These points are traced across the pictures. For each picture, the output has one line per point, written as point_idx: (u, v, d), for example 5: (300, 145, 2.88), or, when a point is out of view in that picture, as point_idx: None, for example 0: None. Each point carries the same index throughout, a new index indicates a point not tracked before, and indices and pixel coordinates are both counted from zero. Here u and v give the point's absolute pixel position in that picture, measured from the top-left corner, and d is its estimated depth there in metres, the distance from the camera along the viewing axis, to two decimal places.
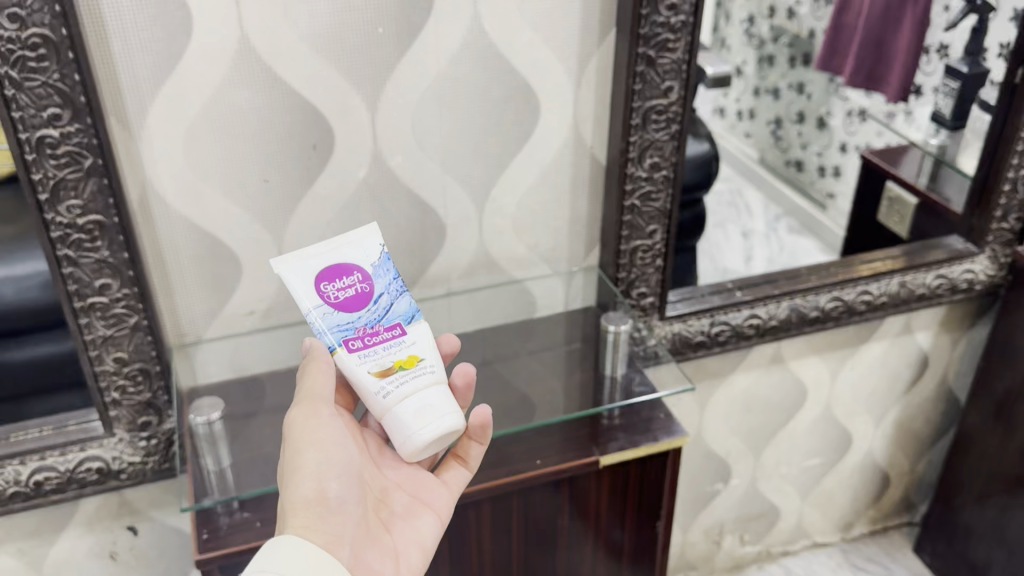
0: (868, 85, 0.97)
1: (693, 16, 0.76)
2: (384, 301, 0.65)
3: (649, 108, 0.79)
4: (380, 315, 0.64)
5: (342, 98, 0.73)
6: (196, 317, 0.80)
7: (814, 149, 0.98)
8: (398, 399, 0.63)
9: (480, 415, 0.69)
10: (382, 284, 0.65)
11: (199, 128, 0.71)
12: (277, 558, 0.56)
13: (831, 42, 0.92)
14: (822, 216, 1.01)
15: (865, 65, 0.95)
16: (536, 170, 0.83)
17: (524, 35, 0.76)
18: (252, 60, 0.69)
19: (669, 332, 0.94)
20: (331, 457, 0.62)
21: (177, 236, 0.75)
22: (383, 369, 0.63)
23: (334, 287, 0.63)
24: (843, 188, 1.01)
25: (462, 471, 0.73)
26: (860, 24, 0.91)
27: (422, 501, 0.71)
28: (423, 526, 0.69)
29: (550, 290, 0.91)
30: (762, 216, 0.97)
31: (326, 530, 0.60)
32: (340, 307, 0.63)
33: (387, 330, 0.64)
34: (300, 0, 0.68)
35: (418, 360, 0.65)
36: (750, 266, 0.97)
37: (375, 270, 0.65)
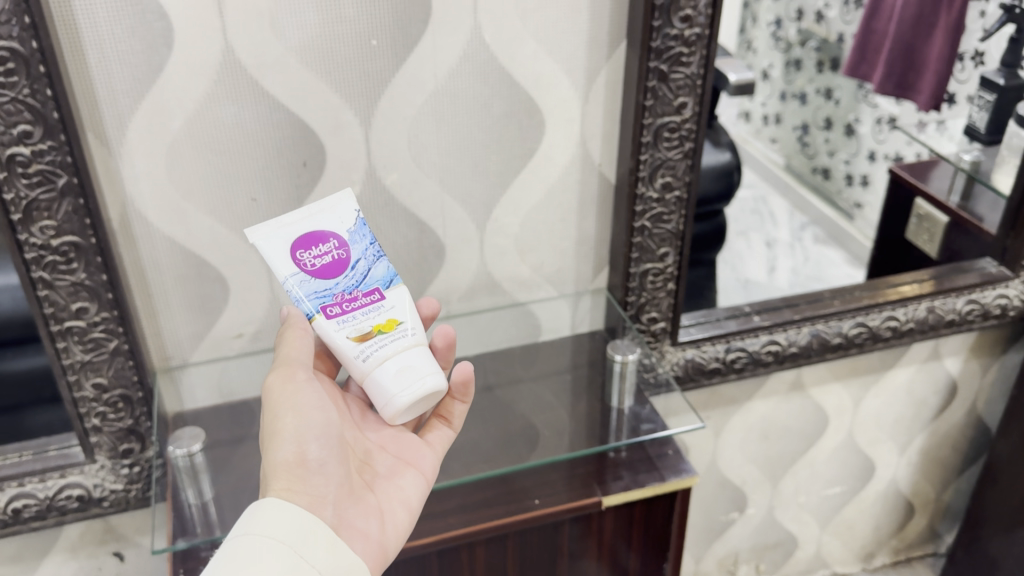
0: (899, 93, 0.94)
1: (710, 28, 0.71)
2: (361, 265, 0.62)
3: (661, 125, 0.74)
4: (356, 280, 0.61)
5: (333, 114, 0.69)
6: (182, 341, 0.76)
7: (841, 157, 0.97)
8: (379, 362, 0.60)
9: (462, 371, 0.69)
10: (359, 249, 0.62)
11: (182, 142, 0.67)
12: (264, 521, 0.56)
13: (860, 48, 0.90)
14: (848, 226, 0.98)
15: (895, 72, 0.92)
16: (541, 188, 0.79)
17: (528, 47, 0.71)
18: (237, 73, 0.65)
19: (679, 359, 0.89)
20: (311, 421, 0.60)
21: (160, 256, 0.71)
22: (361, 334, 0.60)
23: (308, 254, 0.61)
24: (871, 197, 0.98)
25: (445, 429, 0.72)
26: (891, 30, 0.88)
27: (406, 462, 0.68)
28: (406, 485, 0.67)
29: (555, 313, 0.87)
30: (788, 223, 0.94)
31: (308, 491, 0.59)
32: (315, 274, 0.61)
33: (365, 295, 0.61)
34: (287, 11, 0.64)
35: (397, 325, 0.62)
36: (773, 277, 0.92)
37: (351, 236, 0.62)
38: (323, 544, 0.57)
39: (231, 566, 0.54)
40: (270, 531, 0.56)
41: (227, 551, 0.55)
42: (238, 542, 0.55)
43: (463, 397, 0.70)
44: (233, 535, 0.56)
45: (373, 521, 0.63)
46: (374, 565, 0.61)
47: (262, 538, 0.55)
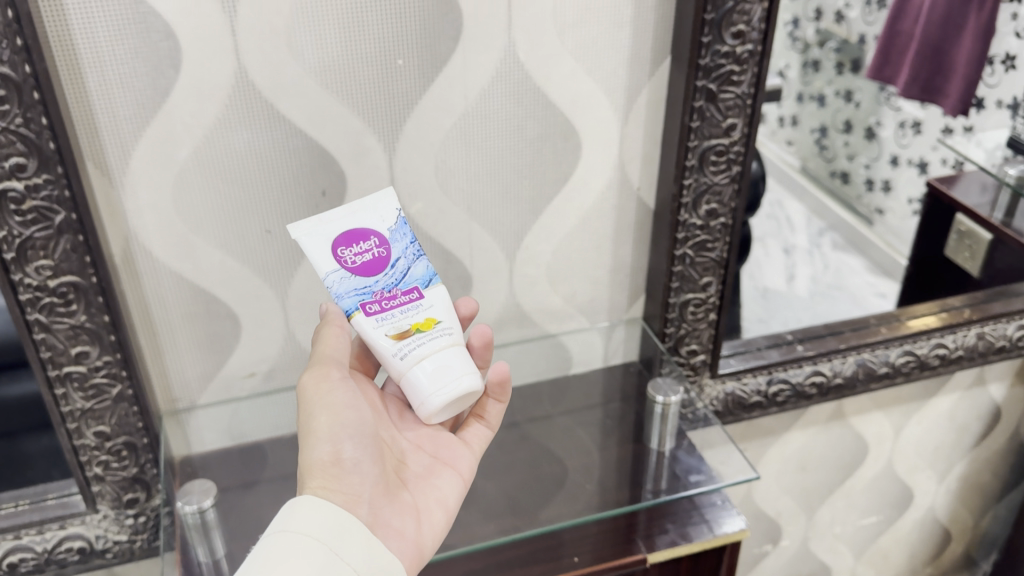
0: (923, 97, 0.81)
1: (763, 44, 0.65)
2: (402, 263, 0.59)
3: (708, 147, 0.69)
4: (396, 278, 0.58)
5: (355, 139, 0.64)
6: (190, 381, 0.71)
7: (862, 161, 0.83)
8: (416, 360, 0.57)
9: (499, 371, 0.65)
10: (399, 248, 0.59)
11: (190, 171, 0.61)
12: (300, 517, 0.53)
13: (885, 49, 0.77)
14: (869, 231, 0.87)
15: (922, 74, 0.80)
16: (576, 215, 0.73)
17: (565, 66, 0.65)
18: (251, 97, 0.60)
19: (719, 392, 0.83)
20: (346, 419, 0.58)
21: (166, 294, 0.66)
22: (399, 332, 0.57)
23: (349, 249, 0.57)
24: (894, 204, 0.86)
25: (482, 428, 0.68)
26: (918, 30, 0.76)
27: (442, 462, 0.65)
28: (442, 485, 0.64)
29: (587, 346, 0.81)
30: (804, 230, 0.83)
31: (344, 489, 0.56)
32: (356, 271, 0.57)
33: (404, 294, 0.58)
34: (305, 30, 0.58)
35: (435, 324, 0.58)
36: (792, 286, 0.84)
37: (392, 234, 0.59)
38: (361, 544, 0.55)
39: (266, 565, 0.52)
40: (306, 528, 0.53)
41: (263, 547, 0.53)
42: (273, 540, 0.53)
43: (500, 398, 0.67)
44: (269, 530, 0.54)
45: (409, 520, 0.60)
46: (412, 565, 0.59)
47: (297, 535, 0.53)
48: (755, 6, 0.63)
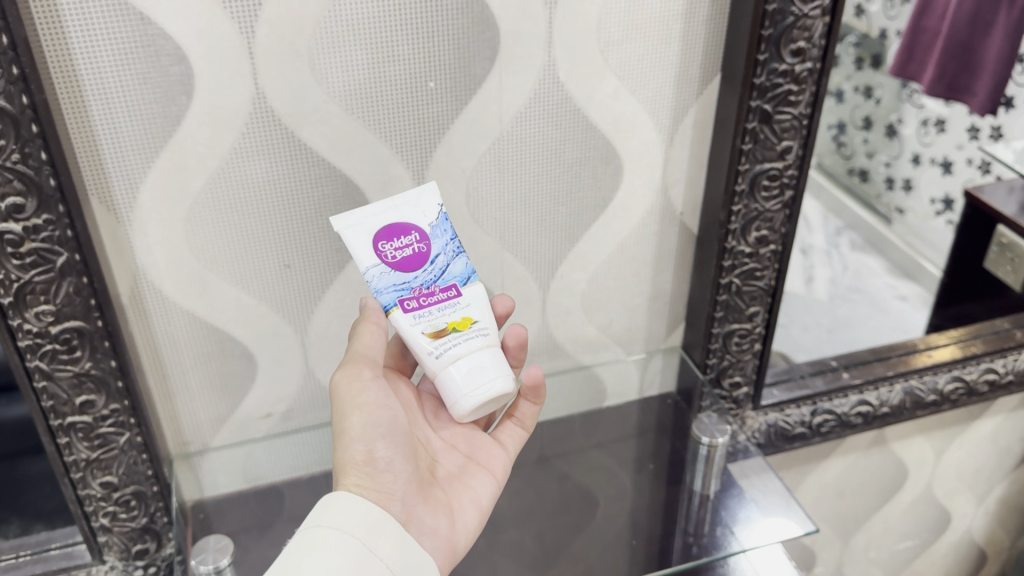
0: (948, 95, 0.76)
1: (824, 62, 0.60)
2: (442, 259, 0.54)
3: (760, 172, 0.64)
4: (435, 276, 0.54)
5: (381, 166, 0.59)
6: (202, 424, 0.66)
7: (881, 159, 0.78)
8: (451, 359, 0.53)
9: (531, 376, 0.60)
10: (439, 244, 0.54)
11: (204, 204, 0.56)
12: (337, 512, 0.51)
13: (908, 48, 0.72)
14: (888, 231, 0.82)
15: (948, 72, 0.75)
16: (614, 242, 0.68)
17: (608, 85, 0.60)
18: (270, 125, 0.55)
19: (761, 425, 0.79)
20: (380, 418, 0.54)
21: (178, 333, 0.61)
22: (436, 330, 0.53)
23: (390, 243, 0.53)
24: (916, 205, 0.82)
25: (520, 430, 0.64)
26: (945, 27, 0.71)
27: (476, 463, 0.61)
28: (476, 486, 0.60)
29: (622, 377, 0.76)
30: (823, 230, 0.76)
31: (377, 487, 0.53)
32: (397, 267, 0.53)
33: (442, 292, 0.54)
34: (329, 52, 0.53)
35: (472, 324, 0.54)
36: (811, 288, 0.78)
37: (434, 230, 0.54)
38: (395, 544, 0.52)
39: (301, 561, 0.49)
40: (342, 523, 0.51)
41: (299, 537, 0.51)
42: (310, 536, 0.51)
43: (536, 402, 0.62)
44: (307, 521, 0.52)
45: (444, 520, 0.57)
46: (443, 567, 0.55)
47: (334, 531, 0.51)
48: (817, 21, 0.58)
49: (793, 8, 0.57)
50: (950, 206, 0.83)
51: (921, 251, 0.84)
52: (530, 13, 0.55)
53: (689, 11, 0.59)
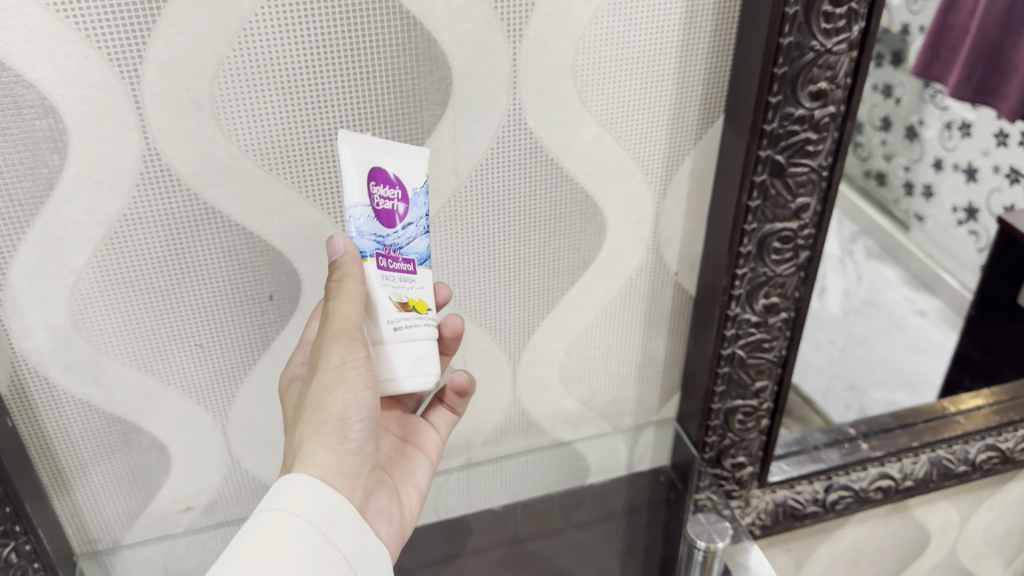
0: (975, 98, 0.71)
1: (849, 106, 0.49)
2: (414, 228, 0.44)
3: (771, 232, 0.53)
4: (401, 242, 0.43)
5: (310, 232, 0.49)
6: (110, 519, 0.56)
7: (901, 163, 0.72)
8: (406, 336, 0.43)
9: (457, 379, 0.53)
10: (416, 213, 0.44)
11: (91, 277, 0.46)
12: (298, 493, 0.42)
13: (933, 48, 0.65)
14: (904, 237, 0.78)
15: (976, 73, 0.70)
16: (596, 308, 0.58)
17: (588, 132, 0.50)
18: (167, 187, 0.45)
19: (767, 505, 0.69)
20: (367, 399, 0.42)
21: (72, 422, 0.51)
22: (400, 301, 0.43)
23: (379, 185, 0.42)
24: (935, 212, 0.76)
25: (450, 414, 0.56)
26: (974, 25, 0.66)
27: (412, 444, 0.55)
28: (418, 470, 0.53)
29: (607, 453, 0.66)
30: (838, 238, 0.68)
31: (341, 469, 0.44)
32: (380, 219, 0.42)
33: (405, 262, 0.43)
34: (237, 98, 0.43)
35: (427, 308, 0.45)
36: (825, 301, 0.71)
37: (416, 198, 0.43)
38: (352, 537, 0.44)
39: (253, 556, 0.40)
40: (303, 509, 0.42)
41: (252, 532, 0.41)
42: (257, 523, 0.41)
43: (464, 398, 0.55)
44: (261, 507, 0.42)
45: (394, 505, 0.50)
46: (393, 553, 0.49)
47: (292, 518, 0.41)
48: (842, 57, 0.47)
49: (812, 42, 0.46)
50: (975, 217, 0.76)
51: (940, 263, 0.79)
52: (489, 49, 0.45)
53: (685, 44, 0.48)
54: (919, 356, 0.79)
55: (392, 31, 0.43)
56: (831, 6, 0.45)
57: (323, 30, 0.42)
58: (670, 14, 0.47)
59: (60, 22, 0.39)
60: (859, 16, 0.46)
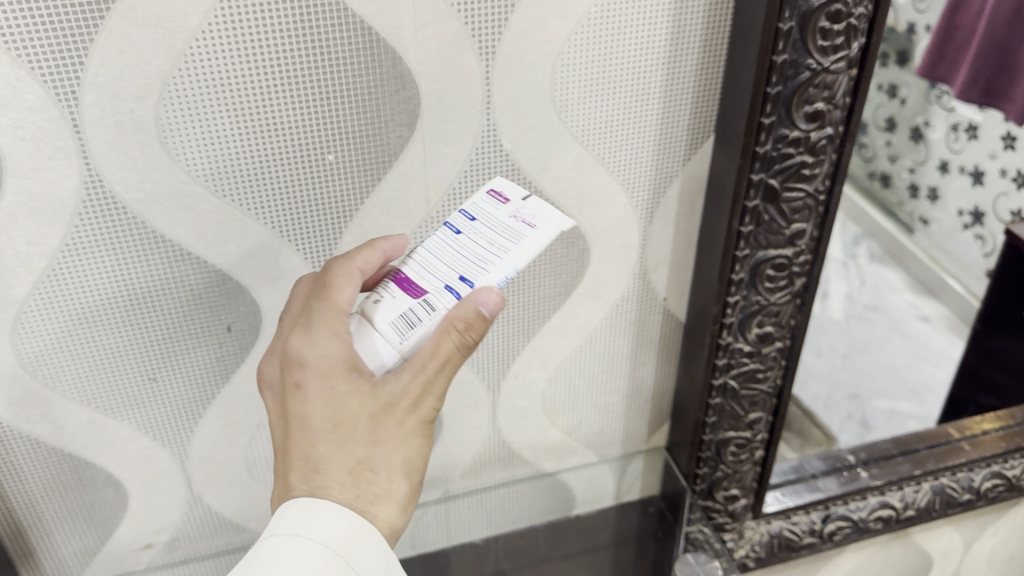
0: (983, 100, 0.68)
1: (848, 127, 0.46)
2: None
3: (764, 258, 0.50)
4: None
5: (271, 260, 0.45)
6: (66, 558, 0.53)
7: (903, 163, 0.75)
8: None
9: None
10: None
11: (36, 311, 0.43)
12: (325, 519, 0.35)
13: (937, 46, 0.64)
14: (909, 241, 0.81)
15: (981, 75, 0.66)
16: (580, 335, 0.55)
17: (568, 154, 0.47)
18: (112, 215, 0.41)
19: (761, 536, 0.66)
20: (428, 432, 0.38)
21: (19, 460, 0.48)
22: None
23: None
24: (940, 215, 0.77)
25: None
26: (981, 26, 0.61)
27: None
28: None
29: (593, 483, 0.63)
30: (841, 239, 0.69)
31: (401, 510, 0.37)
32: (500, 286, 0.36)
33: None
34: (184, 120, 0.40)
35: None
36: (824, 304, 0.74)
37: None
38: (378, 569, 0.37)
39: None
40: (328, 537, 0.34)
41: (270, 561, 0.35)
42: (279, 547, 0.35)
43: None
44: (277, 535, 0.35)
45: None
46: None
47: (311, 549, 0.34)
48: (841, 76, 0.44)
49: (809, 60, 0.43)
50: (981, 222, 0.74)
51: (944, 266, 0.78)
52: (460, 67, 0.42)
53: (673, 61, 0.45)
54: (922, 363, 0.79)
55: (354, 49, 0.40)
56: (829, 21, 0.42)
57: (279, 48, 0.39)
58: (656, 29, 0.44)
59: None
60: (859, 32, 0.43)
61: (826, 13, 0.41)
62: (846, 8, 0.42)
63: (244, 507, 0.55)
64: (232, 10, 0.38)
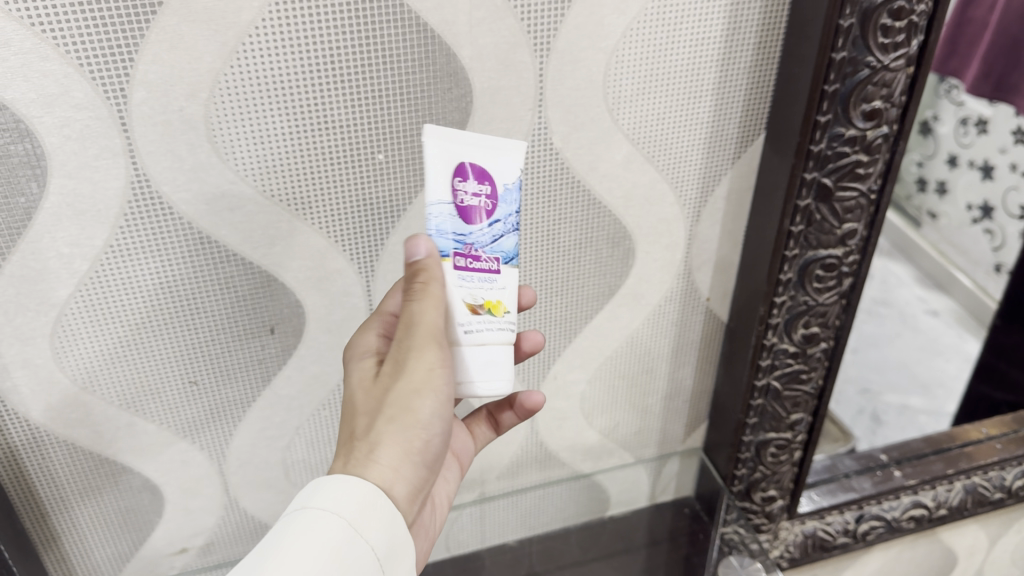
0: (993, 93, 0.67)
1: (902, 126, 0.45)
2: (502, 227, 0.37)
3: (814, 259, 0.49)
4: (490, 240, 0.37)
5: (317, 262, 0.45)
6: (99, 564, 0.53)
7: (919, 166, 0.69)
8: (471, 343, 0.38)
9: (534, 398, 0.47)
10: (507, 210, 0.37)
11: (77, 315, 0.42)
12: (331, 488, 0.34)
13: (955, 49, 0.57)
14: (919, 235, 0.76)
15: (994, 70, 0.64)
16: (621, 337, 0.54)
17: (618, 152, 0.46)
18: (157, 215, 0.40)
19: (796, 537, 0.65)
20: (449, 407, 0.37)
21: (56, 466, 0.47)
22: (474, 305, 0.37)
23: (466, 183, 0.36)
24: (949, 208, 0.76)
25: (491, 433, 0.49)
26: (994, 18, 0.58)
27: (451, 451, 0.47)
28: (450, 480, 0.46)
29: (628, 484, 0.63)
30: None
31: (407, 479, 0.36)
32: (464, 214, 0.36)
33: (488, 260, 0.37)
34: (235, 119, 0.39)
35: (505, 311, 0.38)
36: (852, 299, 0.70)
37: (507, 194, 0.37)
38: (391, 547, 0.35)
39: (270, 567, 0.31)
40: (339, 506, 0.33)
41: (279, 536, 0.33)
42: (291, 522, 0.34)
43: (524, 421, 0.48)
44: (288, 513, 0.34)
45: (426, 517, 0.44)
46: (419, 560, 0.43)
47: (321, 516, 0.33)
48: (899, 74, 0.43)
49: (868, 57, 0.42)
50: (990, 216, 0.74)
51: (954, 261, 0.79)
52: (514, 65, 0.41)
53: (727, 59, 0.44)
54: (934, 358, 0.80)
55: (408, 47, 0.39)
56: (890, 18, 0.41)
57: (332, 45, 0.38)
58: (711, 25, 0.43)
59: (36, 37, 0.34)
60: (919, 29, 0.42)
61: (888, 10, 0.41)
62: (908, 5, 0.41)
63: (280, 512, 0.55)
64: (286, 5, 0.36)
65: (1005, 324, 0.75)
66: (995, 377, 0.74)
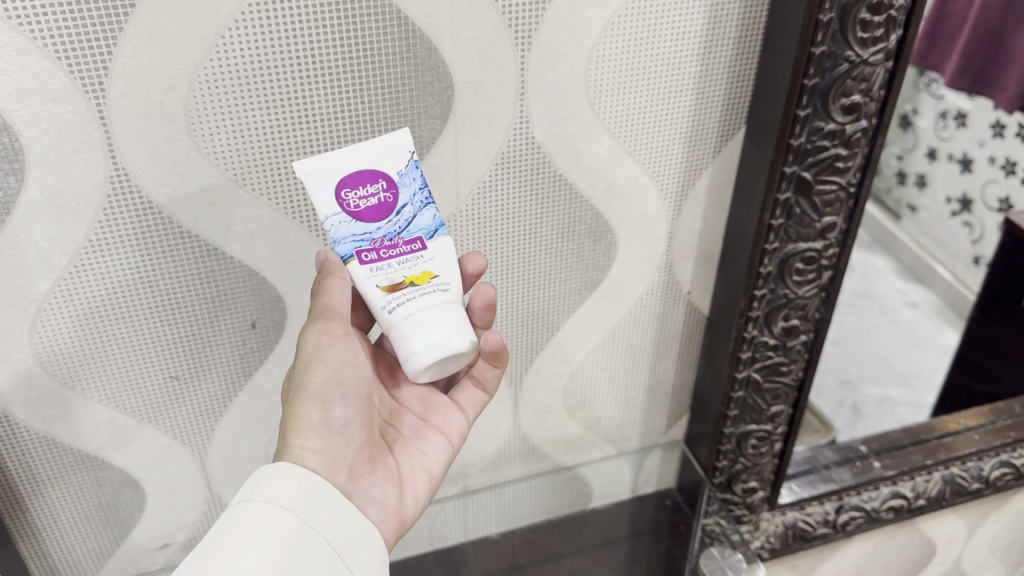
0: (972, 88, 0.67)
1: (881, 120, 0.45)
2: (410, 210, 0.39)
3: (792, 252, 0.49)
4: (400, 228, 0.39)
5: (298, 257, 0.45)
6: (80, 560, 0.52)
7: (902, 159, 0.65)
8: (402, 317, 0.39)
9: (490, 340, 0.43)
10: (409, 193, 0.39)
11: (54, 311, 0.42)
12: (275, 480, 0.38)
13: (935, 33, 0.56)
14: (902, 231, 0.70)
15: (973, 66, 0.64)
16: (603, 331, 0.54)
17: (599, 146, 0.46)
18: (137, 211, 0.40)
19: (776, 528, 0.66)
20: (348, 378, 0.40)
21: (35, 463, 0.47)
22: (392, 284, 0.39)
23: (353, 188, 0.38)
24: (931, 205, 0.71)
25: (481, 394, 0.48)
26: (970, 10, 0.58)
27: (430, 425, 0.47)
28: (431, 453, 0.46)
29: (610, 477, 0.63)
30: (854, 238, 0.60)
31: (327, 451, 0.40)
32: (361, 218, 0.38)
33: (407, 245, 0.39)
34: (214, 111, 0.38)
35: (433, 278, 0.40)
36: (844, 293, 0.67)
37: (403, 178, 0.39)
38: (335, 520, 0.39)
39: (218, 561, 0.35)
40: (279, 496, 0.37)
41: (224, 526, 0.37)
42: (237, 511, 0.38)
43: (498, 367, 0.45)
44: (234, 504, 0.38)
45: (393, 491, 0.43)
46: (390, 541, 0.42)
47: (263, 507, 0.37)
48: (878, 68, 0.43)
49: (847, 51, 0.42)
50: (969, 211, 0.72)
51: (935, 256, 0.73)
52: (495, 58, 0.41)
53: (708, 53, 0.45)
54: (913, 350, 0.76)
55: (388, 40, 0.39)
56: (869, 13, 0.41)
57: (310, 37, 0.38)
58: (691, 19, 0.43)
59: (13, 29, 0.34)
60: (897, 23, 0.42)
61: (867, 5, 0.41)
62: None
63: None
64: None
65: (985, 316, 0.74)
66: (973, 368, 0.76)
